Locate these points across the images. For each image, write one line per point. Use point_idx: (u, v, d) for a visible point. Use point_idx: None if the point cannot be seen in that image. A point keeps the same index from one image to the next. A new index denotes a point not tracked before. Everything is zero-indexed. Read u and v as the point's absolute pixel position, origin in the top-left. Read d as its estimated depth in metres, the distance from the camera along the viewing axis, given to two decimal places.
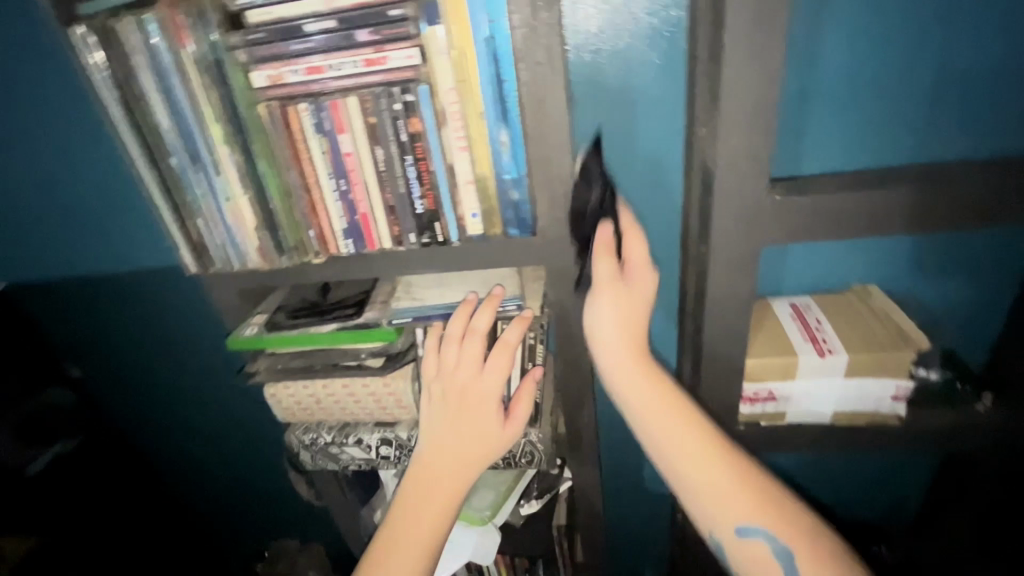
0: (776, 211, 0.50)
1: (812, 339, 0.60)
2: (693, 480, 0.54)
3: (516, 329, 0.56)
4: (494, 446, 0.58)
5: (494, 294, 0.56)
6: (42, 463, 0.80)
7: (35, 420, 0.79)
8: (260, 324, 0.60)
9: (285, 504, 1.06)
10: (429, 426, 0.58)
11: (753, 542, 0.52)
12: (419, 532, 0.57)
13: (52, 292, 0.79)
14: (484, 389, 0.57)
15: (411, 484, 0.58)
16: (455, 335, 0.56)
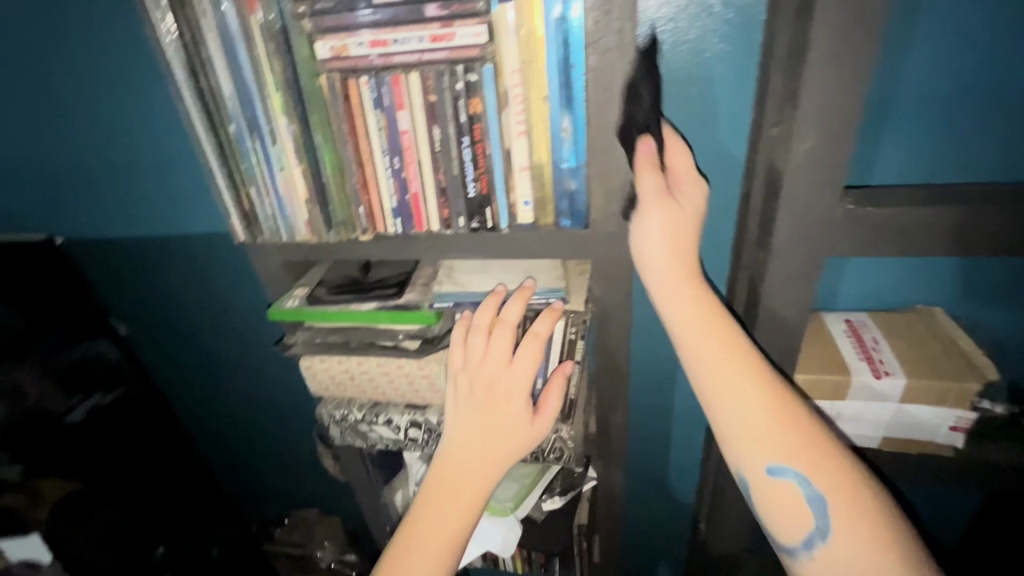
0: (846, 221, 0.47)
1: (867, 359, 0.57)
2: (726, 413, 0.48)
3: (544, 323, 0.54)
4: (521, 440, 0.56)
5: (526, 286, 0.54)
6: (82, 412, 0.83)
7: (76, 370, 0.82)
8: (301, 297, 0.60)
9: (308, 474, 1.08)
10: (456, 418, 0.57)
11: (783, 484, 0.47)
12: (441, 524, 0.55)
13: (103, 249, 0.81)
14: (513, 382, 0.55)
15: (435, 475, 0.57)
16: (483, 326, 0.54)
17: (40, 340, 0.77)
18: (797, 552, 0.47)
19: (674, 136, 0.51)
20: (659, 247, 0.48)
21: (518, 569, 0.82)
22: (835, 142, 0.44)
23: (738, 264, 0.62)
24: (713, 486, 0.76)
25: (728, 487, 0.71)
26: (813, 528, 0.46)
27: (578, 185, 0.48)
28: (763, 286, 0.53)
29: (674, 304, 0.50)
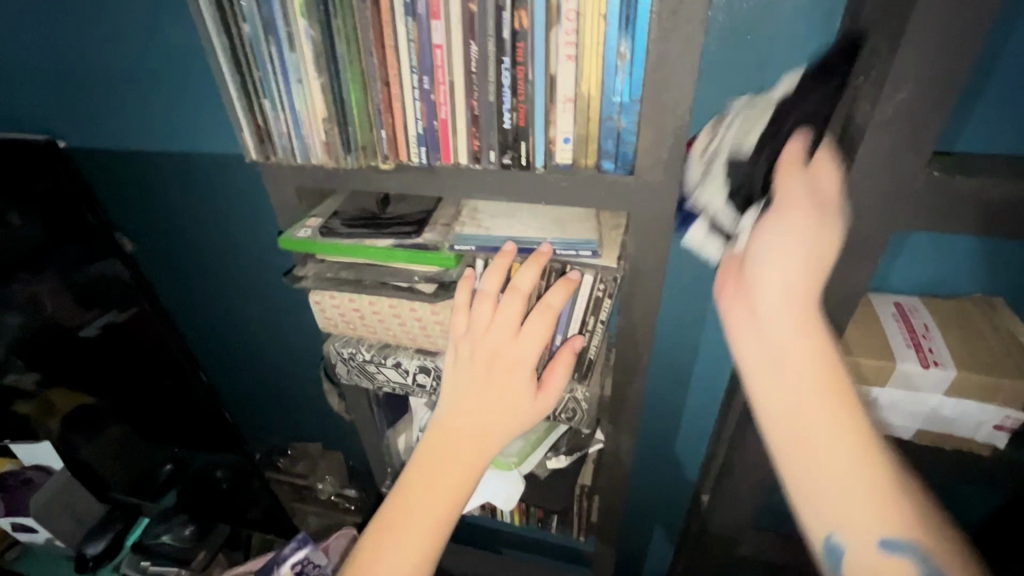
0: (925, 191, 0.42)
1: (915, 346, 0.53)
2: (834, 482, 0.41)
3: (559, 294, 0.51)
4: (522, 415, 0.54)
5: (540, 252, 0.50)
6: (96, 328, 0.83)
7: (88, 288, 0.78)
8: (314, 227, 0.57)
9: (313, 410, 1.09)
10: (454, 385, 0.55)
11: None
12: (436, 500, 0.53)
13: (111, 162, 0.77)
14: (518, 354, 0.53)
15: (430, 445, 0.54)
16: (491, 293, 0.52)
17: (52, 256, 0.74)
18: None
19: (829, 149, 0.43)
20: (780, 256, 0.42)
21: (515, 520, 0.82)
22: (932, 99, 0.38)
23: None
24: (723, 461, 0.74)
25: (739, 465, 0.68)
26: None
27: (627, 126, 0.42)
28: None
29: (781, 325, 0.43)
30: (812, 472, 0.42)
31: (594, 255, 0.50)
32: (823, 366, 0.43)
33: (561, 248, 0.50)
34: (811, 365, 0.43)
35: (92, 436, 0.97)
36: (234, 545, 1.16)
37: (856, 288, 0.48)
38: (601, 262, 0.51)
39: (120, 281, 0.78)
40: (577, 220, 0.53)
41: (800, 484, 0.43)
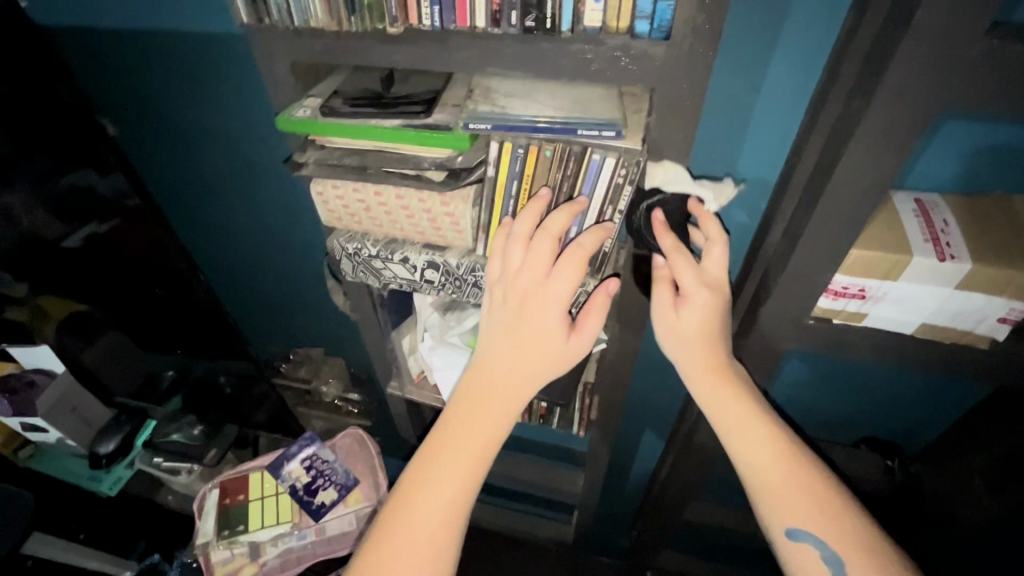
0: (981, 60, 0.39)
1: (933, 240, 0.53)
2: (768, 475, 0.56)
3: (591, 239, 0.53)
4: (553, 355, 0.57)
5: (577, 201, 0.52)
6: (79, 239, 0.81)
7: (68, 200, 0.76)
8: (313, 107, 0.52)
9: (314, 316, 1.09)
10: (490, 329, 0.58)
11: (802, 546, 0.54)
12: (470, 443, 0.57)
13: (82, 40, 0.71)
14: (550, 293, 0.54)
15: (467, 390, 0.59)
16: (523, 234, 0.53)
17: (25, 165, 0.71)
18: None
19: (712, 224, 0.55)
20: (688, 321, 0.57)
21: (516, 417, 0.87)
22: None
23: (818, 121, 0.54)
24: None
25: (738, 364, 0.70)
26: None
27: None
28: (850, 140, 0.46)
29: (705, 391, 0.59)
30: (757, 436, 0.57)
31: (619, 136, 0.47)
32: (765, 431, 0.58)
33: (583, 130, 0.47)
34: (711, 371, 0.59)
35: (92, 344, 0.94)
36: (243, 444, 1.24)
37: (887, 176, 0.47)
38: (624, 144, 0.47)
39: (99, 194, 0.78)
40: (599, 101, 0.50)
41: (747, 447, 0.57)
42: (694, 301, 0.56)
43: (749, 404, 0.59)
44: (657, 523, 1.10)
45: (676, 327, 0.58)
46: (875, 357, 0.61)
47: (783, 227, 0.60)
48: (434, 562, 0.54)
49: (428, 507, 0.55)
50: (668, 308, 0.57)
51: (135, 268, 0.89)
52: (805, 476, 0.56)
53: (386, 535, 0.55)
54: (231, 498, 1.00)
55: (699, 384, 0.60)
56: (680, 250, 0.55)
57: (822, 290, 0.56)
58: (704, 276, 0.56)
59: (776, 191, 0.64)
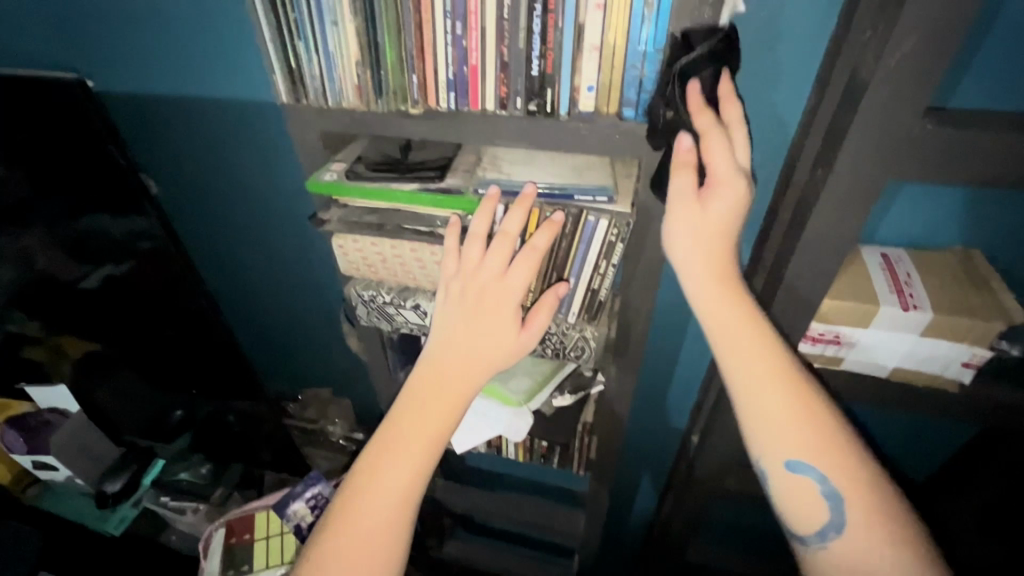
0: (918, 140, 0.46)
1: (898, 291, 0.58)
2: (777, 406, 0.53)
3: (544, 237, 0.54)
4: (506, 348, 0.59)
5: (525, 195, 0.53)
6: (97, 279, 0.87)
7: (78, 240, 0.81)
8: (339, 171, 0.59)
9: (323, 356, 1.13)
10: (444, 322, 0.59)
11: (801, 478, 0.53)
12: (426, 426, 0.58)
13: (126, 107, 0.79)
14: (506, 293, 0.56)
15: (422, 375, 0.59)
16: (480, 235, 0.55)
17: (39, 207, 0.77)
18: (809, 540, 0.54)
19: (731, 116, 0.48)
20: (703, 228, 0.51)
21: (519, 457, 0.89)
22: (930, 54, 0.42)
23: (791, 182, 0.60)
24: (713, 401, 0.79)
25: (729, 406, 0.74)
26: (826, 514, 0.52)
27: (649, 74, 0.46)
28: (816, 204, 0.52)
29: (726, 319, 0.54)
30: (768, 380, 0.53)
31: (611, 201, 0.53)
32: (779, 371, 0.53)
33: (578, 195, 0.53)
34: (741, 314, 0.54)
35: (106, 382, 1.00)
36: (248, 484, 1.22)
37: (850, 234, 0.53)
38: (616, 208, 0.53)
39: (110, 237, 0.83)
40: (592, 169, 0.56)
41: (761, 386, 0.53)
42: (724, 190, 0.49)
43: (767, 349, 0.54)
44: (659, 565, 1.10)
45: (703, 224, 0.51)
46: (856, 398, 0.65)
47: (763, 277, 0.66)
48: (389, 537, 0.56)
49: (384, 487, 0.57)
50: (692, 200, 0.49)
51: (143, 307, 0.92)
52: (813, 413, 0.53)
53: (342, 518, 0.56)
54: (237, 537, 1.01)
55: (713, 313, 0.54)
56: (716, 129, 0.47)
57: (802, 336, 0.61)
58: (737, 163, 0.49)
59: (758, 244, 0.70)
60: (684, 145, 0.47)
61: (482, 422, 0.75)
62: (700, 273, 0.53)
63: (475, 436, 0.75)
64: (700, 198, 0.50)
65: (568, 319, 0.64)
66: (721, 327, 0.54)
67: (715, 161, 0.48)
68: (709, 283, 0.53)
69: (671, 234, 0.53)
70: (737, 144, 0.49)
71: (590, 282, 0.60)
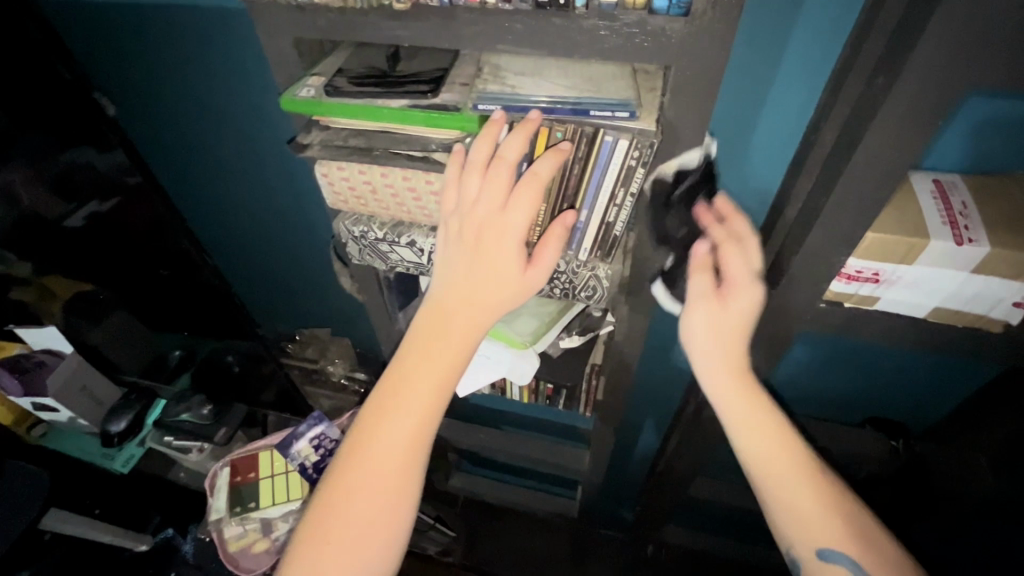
0: (1012, 37, 0.37)
1: (951, 223, 0.52)
2: (802, 499, 0.55)
3: (548, 165, 0.48)
4: (511, 289, 0.54)
5: (530, 120, 0.47)
6: (83, 216, 0.81)
7: (66, 177, 0.76)
8: (317, 86, 0.51)
9: (320, 295, 1.09)
10: (446, 264, 0.55)
11: (834, 568, 0.53)
12: (428, 383, 0.55)
13: (82, 17, 0.70)
14: (505, 227, 0.51)
15: (424, 322, 0.56)
16: (479, 162, 0.49)
17: (22, 143, 0.70)
18: None
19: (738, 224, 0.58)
20: (730, 321, 0.57)
21: (524, 399, 0.87)
22: None
23: (838, 99, 0.53)
24: None
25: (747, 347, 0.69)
26: None
27: None
28: (871, 120, 0.44)
29: (743, 415, 0.58)
30: (788, 465, 0.56)
31: (632, 118, 0.46)
32: (797, 458, 0.57)
33: (596, 110, 0.46)
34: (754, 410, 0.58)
35: (101, 323, 0.98)
36: (252, 424, 1.22)
37: (908, 158, 0.46)
38: (638, 125, 0.46)
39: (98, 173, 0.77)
40: (611, 79, 0.48)
41: (784, 475, 0.56)
42: (743, 292, 0.56)
43: (779, 432, 0.57)
44: (662, 498, 1.12)
45: (722, 318, 0.57)
46: (887, 340, 0.60)
47: (797, 208, 0.59)
48: (394, 504, 0.53)
49: (388, 447, 0.54)
50: (712, 299, 0.57)
51: (126, 249, 0.88)
52: (833, 501, 0.55)
53: (346, 491, 0.53)
54: (242, 476, 1.02)
55: (730, 409, 0.58)
56: (728, 238, 0.57)
57: (836, 273, 0.56)
58: (749, 266, 0.57)
59: (791, 171, 0.62)
60: (699, 251, 0.57)
61: (484, 364, 0.71)
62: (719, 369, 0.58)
63: (478, 378, 0.72)
64: (720, 296, 0.57)
65: (579, 257, 0.58)
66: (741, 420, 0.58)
67: (731, 267, 0.56)
68: (722, 377, 0.58)
69: (692, 332, 0.59)
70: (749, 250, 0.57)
71: (604, 215, 0.54)
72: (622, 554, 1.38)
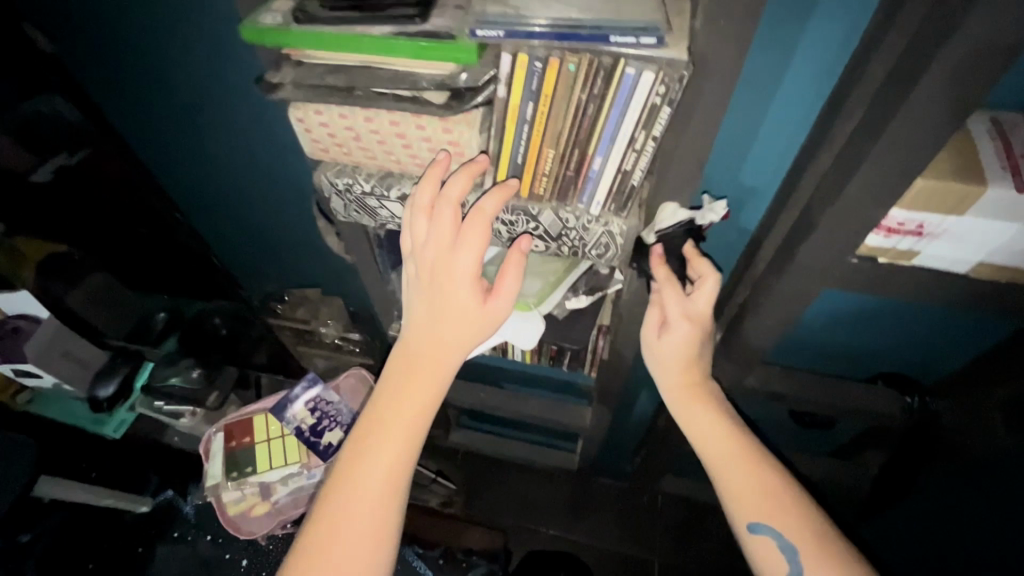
0: None
1: (1012, 167, 0.46)
2: (735, 477, 0.62)
3: (493, 200, 0.49)
4: (472, 320, 0.55)
5: (474, 163, 0.49)
6: (50, 171, 0.71)
7: (31, 125, 0.66)
8: (285, 13, 0.44)
9: (307, 255, 1.03)
10: (413, 305, 0.58)
11: (759, 535, 0.59)
12: (401, 409, 0.58)
13: None
14: (456, 262, 0.52)
15: (398, 358, 0.59)
16: (424, 205, 0.50)
17: None
18: None
19: (704, 266, 0.60)
20: (669, 349, 0.65)
21: (527, 360, 0.83)
22: None
23: (893, 25, 0.45)
24: (745, 301, 0.71)
25: (768, 306, 0.64)
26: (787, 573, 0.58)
27: None
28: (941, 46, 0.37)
29: (685, 403, 0.67)
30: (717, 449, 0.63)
31: (659, 46, 0.39)
32: (734, 439, 0.64)
33: (616, 37, 0.39)
34: (699, 404, 0.66)
35: (76, 286, 0.90)
36: (245, 386, 1.23)
37: (979, 92, 0.39)
38: (666, 54, 0.39)
39: (65, 123, 0.70)
40: None
41: (717, 455, 0.63)
42: (676, 330, 0.63)
43: (718, 416, 0.66)
44: (665, 450, 1.12)
45: (662, 346, 0.66)
46: (921, 298, 0.56)
47: (833, 154, 0.53)
48: (376, 512, 0.56)
49: (367, 477, 0.56)
50: (652, 329, 0.66)
51: (97, 210, 0.80)
52: (768, 482, 0.61)
53: (329, 498, 0.57)
54: (237, 441, 0.99)
55: (678, 402, 0.67)
56: (669, 282, 0.59)
57: (876, 225, 0.50)
58: (690, 308, 0.61)
59: (828, 110, 0.56)
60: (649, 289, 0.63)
61: None
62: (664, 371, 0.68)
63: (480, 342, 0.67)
64: (660, 329, 0.65)
65: (591, 211, 0.53)
66: (687, 411, 0.67)
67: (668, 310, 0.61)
68: (674, 383, 0.67)
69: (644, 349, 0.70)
70: (695, 294, 0.61)
71: (622, 162, 0.48)
72: (620, 502, 1.40)
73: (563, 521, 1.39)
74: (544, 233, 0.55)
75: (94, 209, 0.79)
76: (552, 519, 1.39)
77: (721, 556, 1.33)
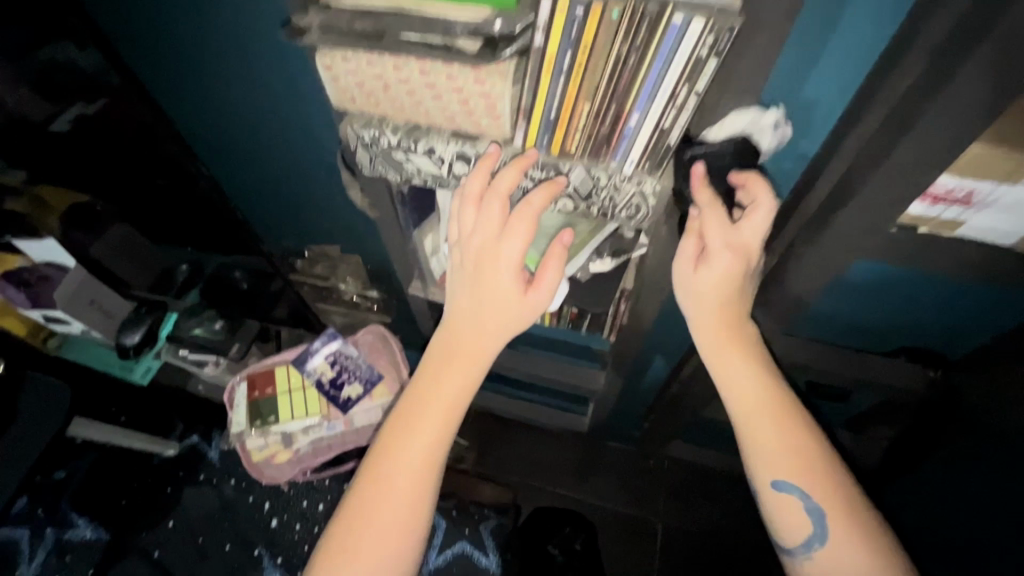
0: None
1: None
2: (767, 433, 0.59)
3: (541, 195, 0.51)
4: (514, 309, 0.57)
5: (524, 157, 0.51)
6: (70, 116, 0.71)
7: (47, 72, 0.66)
8: None
9: (327, 211, 1.03)
10: (456, 292, 0.59)
11: (786, 496, 0.58)
12: (440, 396, 0.59)
13: None
14: (501, 252, 0.54)
15: (438, 344, 0.61)
16: (473, 195, 0.53)
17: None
18: (795, 549, 0.59)
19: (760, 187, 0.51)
20: (706, 285, 0.58)
21: (545, 322, 0.84)
22: None
23: None
24: (768, 268, 0.70)
25: (795, 275, 0.63)
26: (807, 529, 0.58)
27: None
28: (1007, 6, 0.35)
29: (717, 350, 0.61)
30: (761, 414, 0.59)
31: None
32: (769, 393, 0.60)
33: None
34: (734, 353, 0.61)
35: (99, 236, 0.91)
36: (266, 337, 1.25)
37: None
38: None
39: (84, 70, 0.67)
40: None
41: (756, 414, 0.59)
42: (715, 262, 0.55)
43: (758, 369, 0.61)
44: (673, 414, 1.14)
45: (694, 281, 0.58)
46: (955, 271, 0.54)
47: (881, 115, 0.50)
48: (414, 494, 0.57)
49: (405, 460, 0.57)
50: (686, 262, 0.57)
51: (117, 163, 0.80)
52: (799, 442, 0.59)
53: (368, 481, 0.58)
54: (260, 391, 1.02)
55: (713, 348, 0.62)
56: (712, 206, 0.52)
57: (922, 195, 0.49)
58: (734, 237, 0.54)
59: (873, 73, 0.53)
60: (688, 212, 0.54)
61: None
62: (699, 309, 0.60)
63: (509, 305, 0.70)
64: (697, 261, 0.57)
65: (624, 170, 0.51)
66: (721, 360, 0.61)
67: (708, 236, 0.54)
68: (710, 327, 0.61)
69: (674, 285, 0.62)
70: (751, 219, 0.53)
71: (660, 118, 0.46)
72: (625, 464, 1.43)
73: (568, 480, 1.42)
74: (573, 192, 0.54)
75: (112, 161, 0.79)
76: (559, 478, 1.42)
77: (722, 519, 1.36)
